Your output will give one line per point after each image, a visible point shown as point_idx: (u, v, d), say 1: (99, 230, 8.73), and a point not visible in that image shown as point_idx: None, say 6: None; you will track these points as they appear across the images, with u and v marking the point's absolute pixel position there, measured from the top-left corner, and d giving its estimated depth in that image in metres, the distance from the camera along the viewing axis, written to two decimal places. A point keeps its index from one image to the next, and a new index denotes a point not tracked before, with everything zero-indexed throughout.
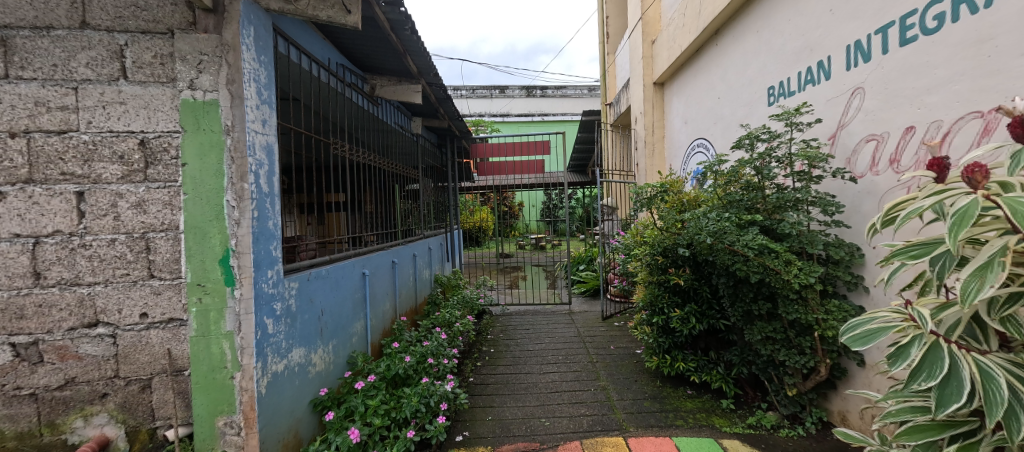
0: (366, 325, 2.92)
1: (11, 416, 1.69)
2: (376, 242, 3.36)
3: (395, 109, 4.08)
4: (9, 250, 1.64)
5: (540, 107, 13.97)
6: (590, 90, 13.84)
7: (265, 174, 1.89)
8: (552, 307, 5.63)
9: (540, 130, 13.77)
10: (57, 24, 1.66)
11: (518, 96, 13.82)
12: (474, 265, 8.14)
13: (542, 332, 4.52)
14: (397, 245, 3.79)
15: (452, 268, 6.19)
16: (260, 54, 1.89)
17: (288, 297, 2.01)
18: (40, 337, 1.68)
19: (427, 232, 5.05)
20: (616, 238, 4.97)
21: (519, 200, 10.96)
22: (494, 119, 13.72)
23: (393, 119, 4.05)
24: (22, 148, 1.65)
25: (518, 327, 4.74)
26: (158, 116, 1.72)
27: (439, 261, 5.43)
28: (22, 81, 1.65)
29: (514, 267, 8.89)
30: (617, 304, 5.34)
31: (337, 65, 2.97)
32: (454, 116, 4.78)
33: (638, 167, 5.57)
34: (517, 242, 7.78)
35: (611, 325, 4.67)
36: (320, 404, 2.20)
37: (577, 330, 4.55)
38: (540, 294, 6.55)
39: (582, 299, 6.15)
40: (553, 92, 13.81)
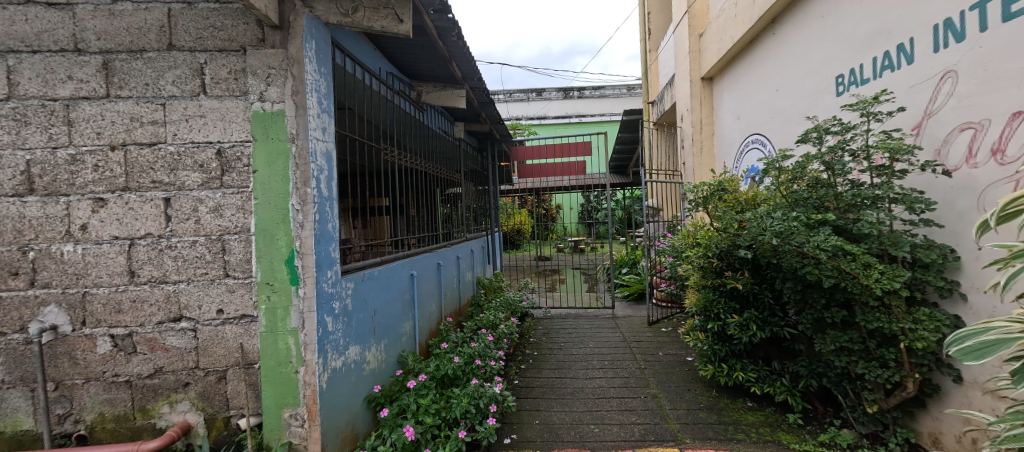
0: (415, 325, 3.02)
1: (110, 400, 1.88)
2: (420, 245, 3.45)
3: (438, 114, 4.19)
4: (110, 251, 1.85)
5: (577, 109, 13.79)
6: (627, 90, 13.51)
7: (325, 179, 1.98)
8: (594, 311, 5.52)
9: (576, 132, 13.60)
10: (149, 47, 1.85)
11: (554, 98, 13.76)
12: (514, 268, 8.15)
13: (586, 336, 4.44)
14: (440, 247, 3.87)
15: (493, 272, 6.27)
16: (321, 66, 1.99)
17: (345, 296, 2.10)
18: (134, 329, 1.87)
19: (469, 234, 5.12)
20: (662, 240, 4.80)
21: (557, 202, 10.91)
22: (529, 122, 13.74)
23: (436, 124, 4.16)
24: (121, 159, 1.84)
25: (560, 331, 4.69)
26: (232, 127, 1.86)
27: (479, 263, 5.46)
28: (120, 99, 1.84)
29: (553, 270, 8.82)
30: (663, 309, 5.14)
31: (387, 74, 3.10)
32: (494, 120, 4.83)
33: (684, 167, 5.36)
34: (556, 244, 7.73)
35: (657, 330, 4.51)
36: (373, 401, 2.28)
37: (622, 334, 4.43)
38: (581, 297, 6.45)
39: (625, 304, 5.98)
40: (591, 93, 13.58)
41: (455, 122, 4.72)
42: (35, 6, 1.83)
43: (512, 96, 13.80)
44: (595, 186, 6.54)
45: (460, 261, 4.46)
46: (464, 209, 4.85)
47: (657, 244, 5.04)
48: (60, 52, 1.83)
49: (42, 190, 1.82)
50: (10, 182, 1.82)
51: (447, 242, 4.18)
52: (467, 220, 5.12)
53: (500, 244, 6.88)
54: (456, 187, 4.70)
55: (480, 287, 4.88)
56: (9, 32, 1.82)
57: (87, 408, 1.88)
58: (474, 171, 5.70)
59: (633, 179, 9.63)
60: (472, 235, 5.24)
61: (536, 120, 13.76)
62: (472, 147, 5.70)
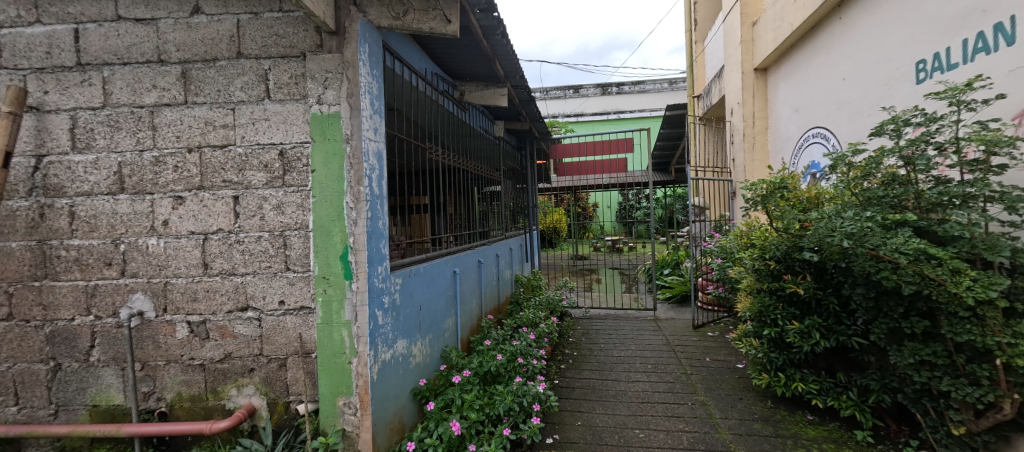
0: (457, 322, 3.08)
1: (187, 381, 2.06)
2: (462, 243, 3.50)
3: (479, 113, 4.23)
4: (187, 245, 2.02)
5: (616, 105, 13.44)
6: (669, 84, 12.99)
7: (376, 177, 2.05)
8: (635, 312, 5.37)
9: (615, 129, 13.27)
10: (221, 56, 2.00)
11: (593, 95, 13.50)
12: (553, 267, 8.09)
13: (627, 337, 4.32)
14: (480, 245, 3.91)
15: (531, 271, 6.26)
16: (373, 68, 2.06)
17: (393, 291, 2.17)
18: (207, 317, 2.03)
19: (508, 233, 5.14)
20: (709, 241, 4.59)
21: (595, 201, 10.72)
22: (567, 119, 13.57)
23: (478, 124, 4.20)
24: (196, 161, 2.00)
25: (600, 331, 4.61)
26: (293, 129, 1.97)
27: (518, 262, 5.47)
28: (195, 105, 2.00)
29: (590, 270, 8.67)
30: (708, 313, 4.90)
31: (432, 74, 3.17)
32: (535, 118, 4.81)
33: (734, 163, 5.09)
34: (592, 243, 7.59)
35: (703, 335, 4.31)
36: (419, 394, 2.34)
37: (665, 337, 4.28)
38: (622, 298, 6.29)
39: (668, 306, 5.77)
40: (631, 88, 13.19)
41: (495, 120, 4.74)
42: (125, 23, 2.02)
43: (549, 93, 13.68)
44: (636, 183, 6.37)
45: (500, 259, 4.49)
46: (504, 207, 4.88)
47: (702, 244, 4.82)
48: (146, 63, 2.02)
49: (132, 188, 2.02)
50: (106, 182, 2.03)
51: (488, 240, 4.22)
52: (507, 218, 5.14)
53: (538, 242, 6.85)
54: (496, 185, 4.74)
55: (519, 285, 4.88)
56: (104, 48, 2.02)
57: (167, 387, 2.07)
58: (513, 170, 5.72)
59: (676, 176, 9.28)
60: (511, 234, 5.26)
61: (573, 118, 13.56)
62: (511, 145, 5.71)
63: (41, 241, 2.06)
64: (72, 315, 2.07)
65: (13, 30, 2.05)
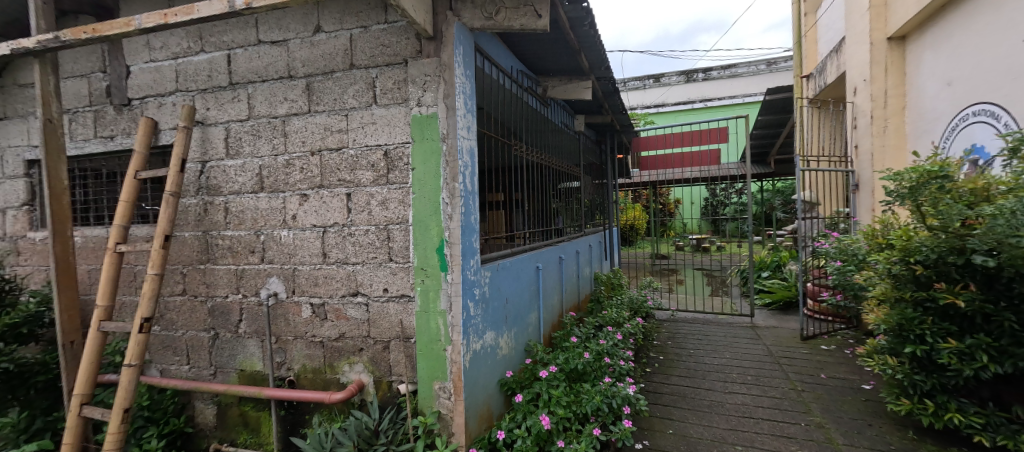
0: (540, 317, 3.10)
1: (310, 355, 2.35)
2: (544, 240, 3.51)
3: (561, 107, 4.20)
4: (310, 236, 2.30)
5: (703, 93, 12.32)
6: (767, 65, 11.49)
7: (469, 174, 2.13)
8: (728, 318, 4.90)
9: (703, 119, 12.23)
10: (337, 68, 2.23)
11: (676, 83, 12.54)
12: (634, 266, 7.72)
13: (721, 344, 3.97)
14: (562, 241, 3.89)
15: (611, 269, 6.06)
16: (466, 69, 2.14)
17: (483, 284, 2.24)
18: (326, 300, 2.30)
19: (587, 229, 5.05)
20: (822, 242, 4.02)
21: (676, 197, 10.03)
22: (647, 111, 12.85)
23: (559, 118, 4.17)
24: (317, 163, 2.27)
25: (688, 336, 4.30)
26: (396, 130, 2.13)
27: (598, 259, 5.35)
28: (316, 113, 2.27)
29: (671, 271, 8.14)
30: (821, 323, 4.25)
31: (518, 72, 3.20)
32: (617, 110, 4.62)
33: (854, 151, 4.38)
34: (673, 241, 7.12)
35: (814, 347, 3.78)
36: (506, 385, 2.40)
37: (766, 347, 3.86)
38: (711, 302, 5.79)
39: (766, 313, 5.17)
40: (719, 74, 11.93)
41: (576, 115, 4.67)
42: (263, 46, 2.36)
43: (627, 85, 13.04)
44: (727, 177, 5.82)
45: (581, 256, 4.42)
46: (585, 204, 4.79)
47: (813, 245, 4.23)
48: (278, 79, 2.34)
49: (269, 188, 2.36)
50: (250, 182, 2.40)
51: (568, 236, 4.18)
52: (586, 215, 5.05)
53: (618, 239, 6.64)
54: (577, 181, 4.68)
55: (599, 283, 4.77)
56: (248, 69, 2.39)
57: (295, 359, 2.38)
58: (592, 165, 5.58)
59: (776, 168, 8.28)
60: (591, 230, 5.16)
61: (653, 109, 12.77)
62: (591, 140, 5.57)
63: (205, 231, 2.51)
64: (226, 293, 2.49)
65: (185, 60, 2.52)
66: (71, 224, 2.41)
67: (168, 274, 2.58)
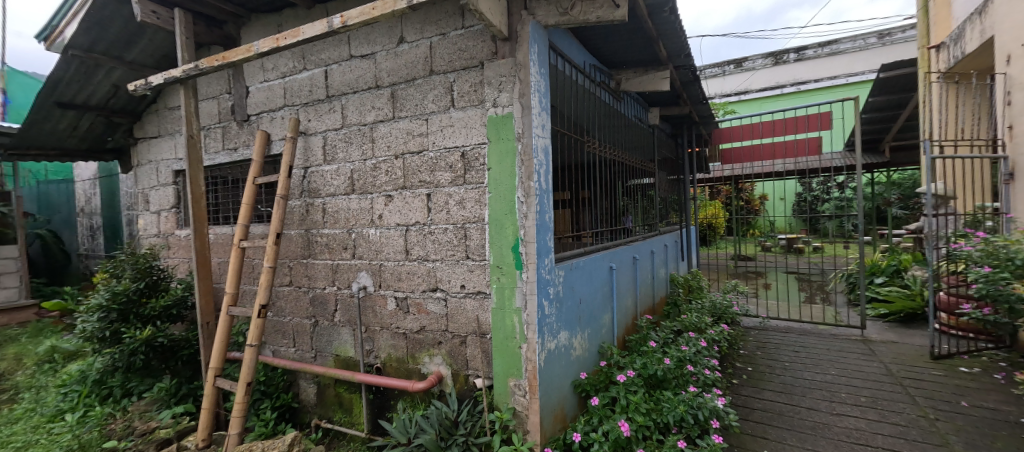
0: (614, 318, 3.00)
1: (395, 345, 2.51)
2: (616, 239, 3.41)
3: (634, 101, 4.04)
4: (394, 234, 2.46)
5: (794, 76, 11.07)
6: (879, 37, 9.93)
7: (544, 172, 2.12)
8: (831, 329, 4.36)
9: (794, 105, 11.04)
10: (419, 75, 2.35)
11: (761, 67, 11.44)
12: (716, 268, 7.19)
13: (822, 358, 3.54)
14: (635, 241, 3.74)
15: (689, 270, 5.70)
16: (541, 66, 2.13)
17: (558, 283, 2.22)
18: (409, 294, 2.44)
19: (662, 228, 4.80)
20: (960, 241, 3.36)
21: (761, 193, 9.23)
22: (726, 100, 11.97)
23: (633, 112, 4.01)
24: (401, 165, 2.42)
25: (782, 346, 3.90)
26: (473, 131, 2.19)
27: (675, 260, 5.07)
28: (400, 119, 2.42)
29: (759, 273, 7.46)
30: (957, 340, 3.64)
31: (591, 66, 3.13)
32: (697, 100, 4.32)
33: (1008, 133, 3.62)
34: (760, 241, 6.53)
35: (947, 368, 3.21)
36: (580, 387, 2.36)
37: (881, 364, 3.36)
38: (809, 309, 5.20)
39: (880, 325, 4.51)
40: (816, 52, 10.69)
41: (650, 108, 4.46)
42: (354, 60, 2.57)
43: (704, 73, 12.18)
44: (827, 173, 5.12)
45: (656, 256, 4.22)
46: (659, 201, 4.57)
47: (945, 247, 3.59)
48: (367, 89, 2.53)
49: (359, 189, 2.57)
50: (343, 185, 2.62)
51: (643, 236, 4.02)
52: (661, 213, 4.81)
53: (695, 238, 6.25)
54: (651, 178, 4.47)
55: (676, 286, 4.52)
56: (341, 82, 2.62)
57: (381, 348, 2.56)
58: (668, 160, 5.30)
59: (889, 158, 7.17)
60: (667, 229, 4.90)
61: (735, 97, 11.82)
62: (667, 133, 5.29)
63: (307, 230, 2.79)
64: (324, 285, 2.75)
65: (291, 78, 2.83)
66: (206, 223, 2.82)
67: (278, 267, 2.92)
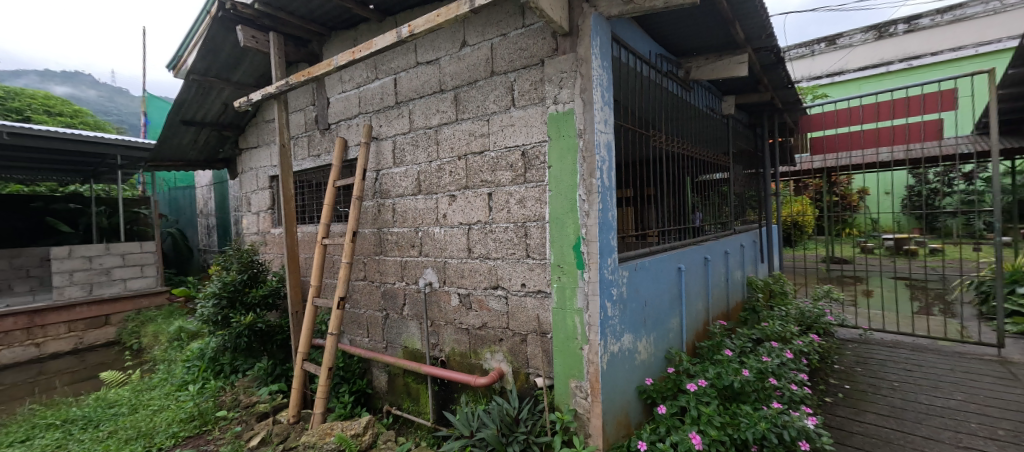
0: (682, 323, 2.84)
1: (458, 340, 2.59)
2: (685, 238, 3.22)
3: (706, 90, 3.78)
4: (458, 233, 2.53)
5: (903, 50, 9.65)
6: None
7: (607, 169, 2.04)
8: (954, 346, 3.75)
9: (902, 84, 9.67)
10: (480, 77, 2.40)
11: (860, 43, 10.18)
12: (804, 271, 6.54)
13: (941, 380, 3.06)
14: (707, 241, 3.51)
15: (769, 273, 5.24)
16: (604, 59, 2.06)
17: (621, 284, 2.14)
18: (471, 291, 2.50)
19: (738, 227, 4.46)
20: None
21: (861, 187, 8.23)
22: (816, 83, 10.85)
23: (704, 102, 3.76)
24: (464, 166, 2.48)
25: (886, 363, 3.42)
26: (534, 130, 2.19)
27: (754, 261, 4.67)
28: (462, 121, 2.48)
29: (860, 278, 6.65)
30: None
31: (657, 56, 2.98)
32: (781, 85, 3.92)
33: None
34: (859, 241, 5.83)
35: None
36: (645, 393, 2.26)
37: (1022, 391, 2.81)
38: (923, 322, 4.53)
39: (1021, 343, 3.78)
40: (932, 21, 9.22)
41: (724, 97, 4.16)
42: (420, 67, 2.68)
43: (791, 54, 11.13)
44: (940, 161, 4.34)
45: (732, 257, 3.91)
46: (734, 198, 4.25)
47: None
48: (432, 94, 2.62)
49: (425, 190, 2.67)
50: (411, 186, 2.75)
51: (715, 235, 3.76)
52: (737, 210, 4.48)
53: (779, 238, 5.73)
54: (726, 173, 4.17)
55: (755, 290, 4.16)
56: (409, 88, 2.74)
57: (445, 342, 2.65)
58: (745, 152, 4.90)
59: None
60: (744, 228, 4.54)
61: (827, 79, 10.67)
62: (744, 123, 4.89)
63: (379, 228, 2.97)
64: (393, 280, 2.91)
65: (364, 87, 3.02)
66: (295, 222, 3.11)
67: (354, 263, 3.14)
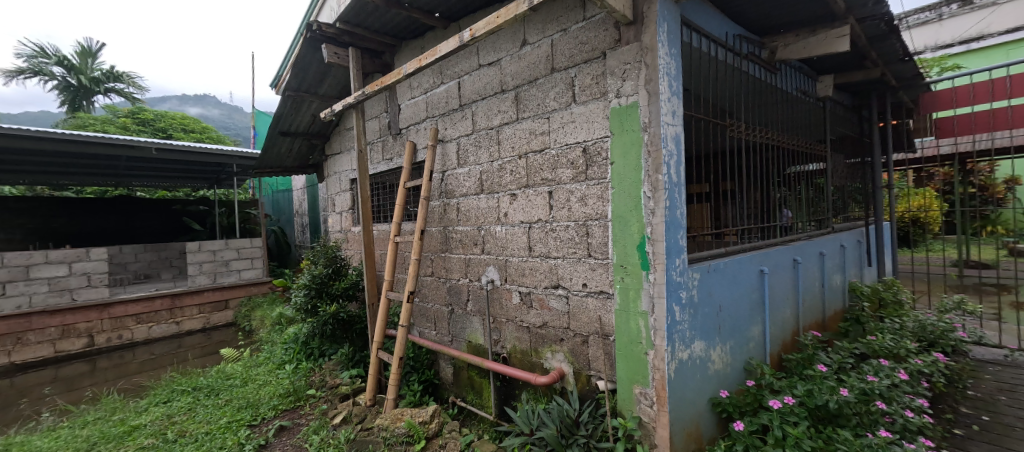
0: (765, 331, 2.59)
1: (519, 338, 2.59)
2: (768, 238, 2.93)
3: (796, 71, 3.39)
4: (519, 231, 2.53)
5: None
6: None
7: (675, 163, 1.90)
8: None
9: None
10: (540, 75, 2.37)
11: None
12: (923, 275, 5.65)
13: None
14: (795, 241, 3.16)
15: (877, 278, 4.57)
16: (672, 46, 1.92)
17: (692, 287, 2.00)
18: (532, 290, 2.49)
19: (836, 226, 3.96)
20: None
21: (1006, 176, 6.89)
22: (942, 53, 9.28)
23: (793, 85, 3.37)
24: (525, 164, 2.47)
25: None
26: (595, 126, 2.12)
27: (856, 265, 4.12)
28: (523, 119, 2.47)
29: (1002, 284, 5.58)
30: None
31: (735, 37, 2.72)
32: (892, 59, 3.38)
33: None
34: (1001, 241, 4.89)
35: None
36: (720, 406, 2.09)
37: None
38: None
39: None
40: None
41: (820, 78, 3.71)
42: (483, 69, 2.72)
43: None
44: None
45: (828, 259, 3.48)
46: (829, 193, 3.78)
47: None
48: (494, 95, 2.65)
49: (487, 189, 2.71)
50: (474, 186, 2.81)
51: (805, 235, 3.38)
52: (833, 206, 3.99)
53: (893, 236, 4.96)
54: (819, 164, 3.72)
55: (860, 297, 3.67)
56: (472, 90, 2.80)
57: (507, 339, 2.67)
58: (846, 139, 4.34)
59: None
60: (843, 227, 4.03)
61: None
62: (844, 106, 4.32)
63: (444, 227, 3.07)
64: (458, 277, 2.99)
65: (432, 92, 3.14)
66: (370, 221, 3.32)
67: (423, 259, 3.28)
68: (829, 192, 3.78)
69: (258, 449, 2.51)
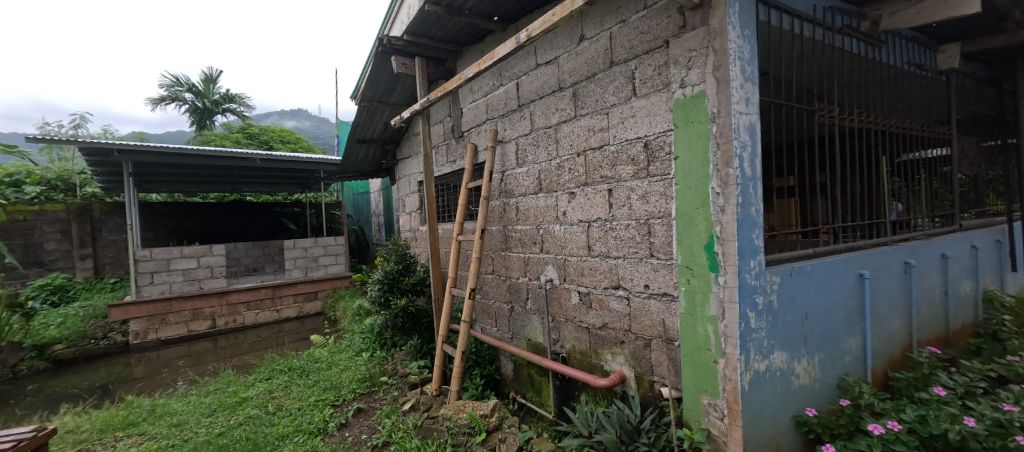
0: (865, 344, 2.26)
1: (578, 338, 2.56)
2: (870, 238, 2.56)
3: (906, 43, 2.90)
4: (577, 230, 2.50)
5: None
6: None
7: (749, 156, 1.73)
8: None
9: None
10: (599, 70, 2.32)
11: None
12: None
13: None
14: (908, 241, 2.72)
15: None
16: (745, 27, 1.75)
17: (770, 292, 1.82)
18: (591, 290, 2.44)
19: (965, 223, 3.34)
20: None
21: None
22: None
23: (904, 59, 2.89)
24: (583, 162, 2.43)
25: None
26: (657, 119, 2.02)
27: (994, 269, 3.44)
28: (581, 117, 2.43)
29: None
30: None
31: (827, 9, 2.39)
32: None
33: None
34: None
35: None
36: (805, 425, 1.88)
37: None
38: None
39: None
40: None
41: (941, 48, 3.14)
42: (541, 68, 2.72)
43: None
44: None
45: (953, 262, 2.95)
46: (955, 183, 3.20)
47: None
48: (552, 93, 2.64)
49: (546, 188, 2.71)
50: (532, 185, 2.82)
51: (921, 234, 2.89)
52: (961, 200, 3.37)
53: None
54: (941, 149, 3.16)
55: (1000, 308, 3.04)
56: (530, 89, 2.81)
57: (566, 338, 2.65)
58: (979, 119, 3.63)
59: None
60: (974, 224, 3.38)
61: None
62: (977, 78, 3.61)
63: (505, 226, 3.12)
64: (518, 275, 3.03)
65: (491, 95, 3.21)
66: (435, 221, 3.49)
67: (484, 258, 3.37)
68: (956, 182, 3.19)
69: (340, 427, 2.79)
